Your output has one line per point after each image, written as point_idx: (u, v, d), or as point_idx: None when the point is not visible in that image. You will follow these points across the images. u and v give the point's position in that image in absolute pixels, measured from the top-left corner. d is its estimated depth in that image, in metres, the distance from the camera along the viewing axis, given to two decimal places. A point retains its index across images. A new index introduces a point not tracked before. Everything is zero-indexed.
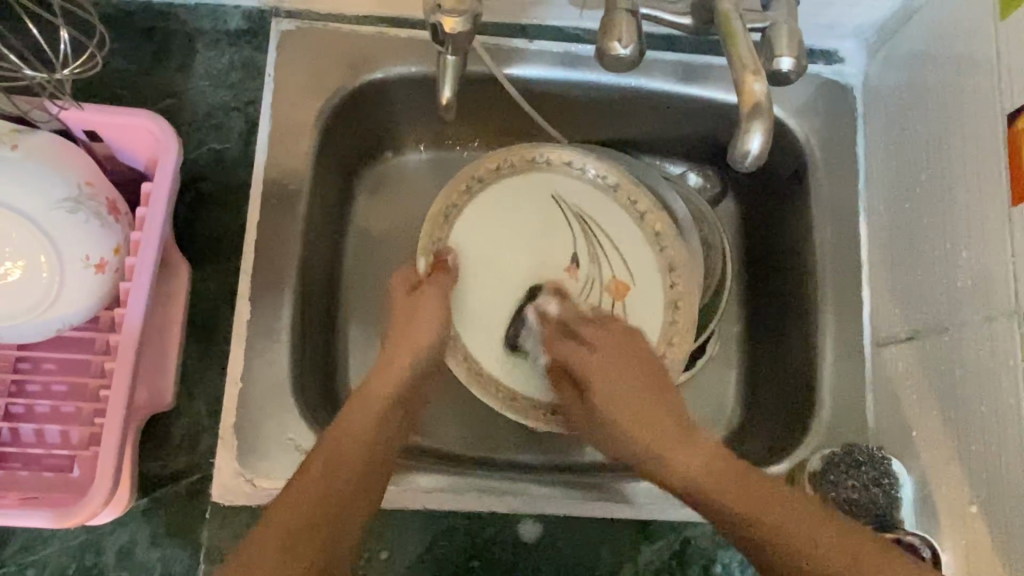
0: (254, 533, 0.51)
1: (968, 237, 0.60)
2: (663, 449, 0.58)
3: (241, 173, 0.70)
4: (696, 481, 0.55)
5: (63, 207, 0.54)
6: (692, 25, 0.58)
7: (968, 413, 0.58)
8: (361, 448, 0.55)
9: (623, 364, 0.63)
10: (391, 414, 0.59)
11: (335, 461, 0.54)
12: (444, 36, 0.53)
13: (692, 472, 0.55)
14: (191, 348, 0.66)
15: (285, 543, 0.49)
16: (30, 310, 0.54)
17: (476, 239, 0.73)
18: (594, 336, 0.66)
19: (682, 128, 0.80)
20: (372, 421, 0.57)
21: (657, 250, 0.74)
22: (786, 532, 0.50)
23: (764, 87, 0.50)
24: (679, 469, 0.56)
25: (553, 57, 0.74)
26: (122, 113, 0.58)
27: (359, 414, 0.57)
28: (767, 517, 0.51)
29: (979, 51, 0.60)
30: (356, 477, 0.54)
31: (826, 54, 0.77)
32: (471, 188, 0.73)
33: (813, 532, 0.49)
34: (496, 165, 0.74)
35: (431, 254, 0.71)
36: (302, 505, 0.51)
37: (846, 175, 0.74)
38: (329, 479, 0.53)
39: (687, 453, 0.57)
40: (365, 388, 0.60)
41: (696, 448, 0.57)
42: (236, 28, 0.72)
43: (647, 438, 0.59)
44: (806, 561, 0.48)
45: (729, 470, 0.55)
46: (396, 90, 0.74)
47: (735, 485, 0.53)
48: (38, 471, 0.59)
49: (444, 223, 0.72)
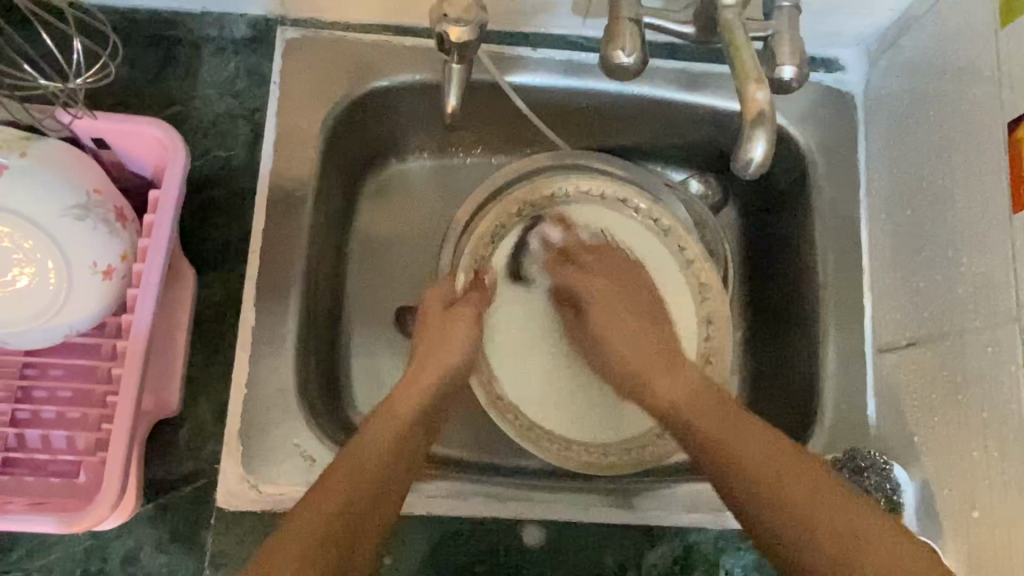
0: (276, 542, 0.50)
1: (969, 244, 0.60)
2: (652, 375, 0.66)
3: (246, 180, 0.70)
4: (677, 404, 0.63)
5: (70, 214, 0.55)
6: (694, 33, 0.59)
7: (970, 418, 0.59)
8: (379, 463, 0.56)
9: (615, 290, 0.71)
10: (413, 434, 0.59)
11: (359, 474, 0.54)
12: (450, 45, 0.53)
13: (678, 396, 0.63)
14: (196, 354, 0.67)
15: (311, 547, 0.49)
16: (38, 316, 0.55)
17: (519, 263, 0.75)
18: (588, 264, 0.72)
19: (683, 134, 0.80)
20: (396, 440, 0.58)
21: (699, 301, 0.75)
22: (742, 456, 0.56)
23: (767, 95, 0.50)
24: (664, 396, 0.64)
25: (555, 65, 0.75)
26: (131, 121, 0.58)
27: (378, 433, 0.58)
28: (731, 441, 0.57)
29: (980, 59, 0.60)
30: (378, 491, 0.54)
31: (827, 62, 0.77)
32: (521, 212, 0.75)
33: (768, 459, 0.55)
34: (552, 192, 0.75)
35: (472, 270, 0.73)
36: (326, 511, 0.51)
37: (846, 182, 0.75)
38: (353, 490, 0.53)
39: (671, 380, 0.65)
40: (389, 408, 0.61)
41: (682, 379, 0.65)
42: (241, 36, 0.73)
43: (636, 363, 0.67)
44: (740, 472, 0.55)
45: (714, 404, 0.61)
46: (401, 97, 0.75)
47: (717, 417, 0.60)
48: (44, 476, 0.59)
49: (489, 244, 0.74)
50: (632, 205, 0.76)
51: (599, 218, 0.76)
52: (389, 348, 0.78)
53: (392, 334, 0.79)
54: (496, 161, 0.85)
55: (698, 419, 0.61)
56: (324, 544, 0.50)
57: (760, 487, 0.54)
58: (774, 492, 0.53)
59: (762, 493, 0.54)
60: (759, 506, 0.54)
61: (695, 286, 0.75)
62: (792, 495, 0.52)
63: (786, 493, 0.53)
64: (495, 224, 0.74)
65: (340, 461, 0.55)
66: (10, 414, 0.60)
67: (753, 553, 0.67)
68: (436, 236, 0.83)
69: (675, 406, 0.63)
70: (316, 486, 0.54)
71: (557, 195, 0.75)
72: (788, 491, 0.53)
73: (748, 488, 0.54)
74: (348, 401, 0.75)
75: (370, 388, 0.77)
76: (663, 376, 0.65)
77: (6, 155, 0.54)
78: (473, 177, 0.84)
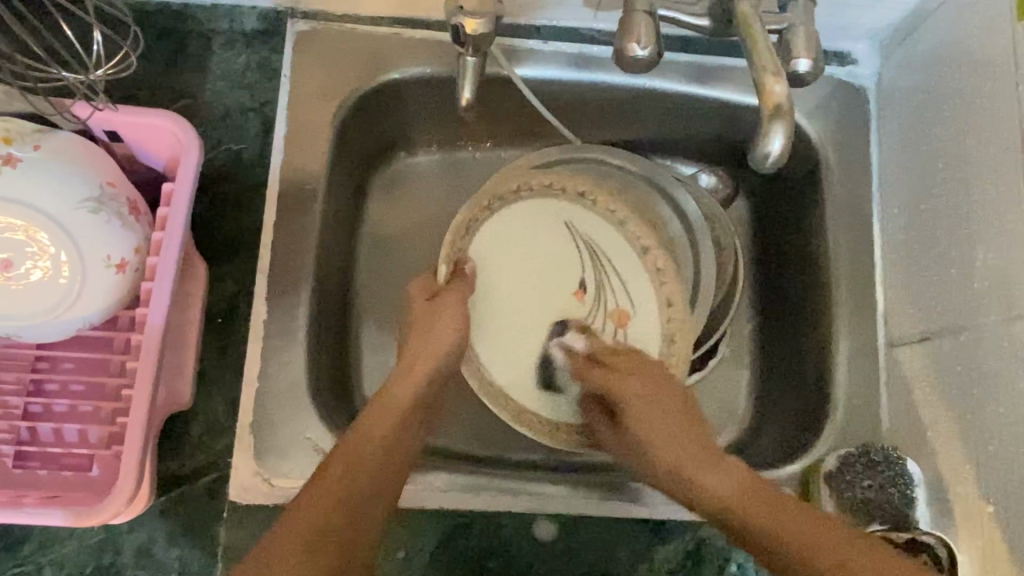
0: (272, 535, 0.50)
1: (985, 238, 0.60)
2: (691, 469, 0.57)
3: (257, 174, 0.70)
4: (726, 500, 0.54)
5: (85, 207, 0.55)
6: (710, 26, 0.58)
7: (985, 413, 0.58)
8: (378, 455, 0.56)
9: (652, 387, 0.61)
10: (410, 420, 0.59)
11: (357, 463, 0.54)
12: (465, 37, 0.53)
13: (721, 491, 0.54)
14: (208, 348, 0.66)
15: (312, 538, 0.49)
16: (53, 309, 0.54)
17: (492, 260, 0.69)
18: (617, 360, 0.64)
19: (696, 129, 0.80)
20: (393, 424, 0.58)
21: (658, 286, 0.68)
22: (807, 543, 0.48)
23: (785, 89, 0.50)
24: (709, 491, 0.55)
25: (567, 59, 0.74)
26: (144, 114, 0.58)
27: (379, 421, 0.58)
28: (792, 531, 0.49)
29: (996, 52, 0.60)
30: (376, 478, 0.55)
31: (840, 56, 0.77)
32: (491, 206, 0.70)
33: (832, 542, 0.47)
34: (516, 186, 0.70)
35: (452, 261, 0.69)
36: (327, 501, 0.51)
37: (858, 176, 0.74)
38: (353, 480, 0.53)
39: (718, 475, 0.55)
40: (387, 393, 0.60)
41: (725, 470, 0.56)
42: (252, 28, 0.72)
43: (681, 458, 0.57)
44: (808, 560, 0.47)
45: (759, 496, 0.53)
46: (412, 91, 0.74)
47: (756, 503, 0.52)
48: (57, 470, 0.59)
49: (463, 234, 0.69)
50: (592, 195, 0.70)
51: (563, 209, 0.70)
52: (399, 343, 0.78)
53: (402, 329, 0.79)
54: (505, 155, 0.85)
55: (743, 510, 0.52)
56: (323, 540, 0.49)
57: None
58: (825, 557, 0.47)
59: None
60: None
61: (656, 274, 0.68)
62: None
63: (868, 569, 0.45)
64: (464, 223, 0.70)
65: (342, 449, 0.55)
66: (22, 408, 0.60)
67: None
68: (446, 230, 0.83)
69: (723, 503, 0.54)
70: (314, 475, 0.54)
71: (520, 189, 0.70)
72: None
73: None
74: (359, 395, 0.75)
75: (380, 382, 0.76)
76: (695, 467, 0.57)
77: (20, 147, 0.54)
78: (481, 171, 0.84)
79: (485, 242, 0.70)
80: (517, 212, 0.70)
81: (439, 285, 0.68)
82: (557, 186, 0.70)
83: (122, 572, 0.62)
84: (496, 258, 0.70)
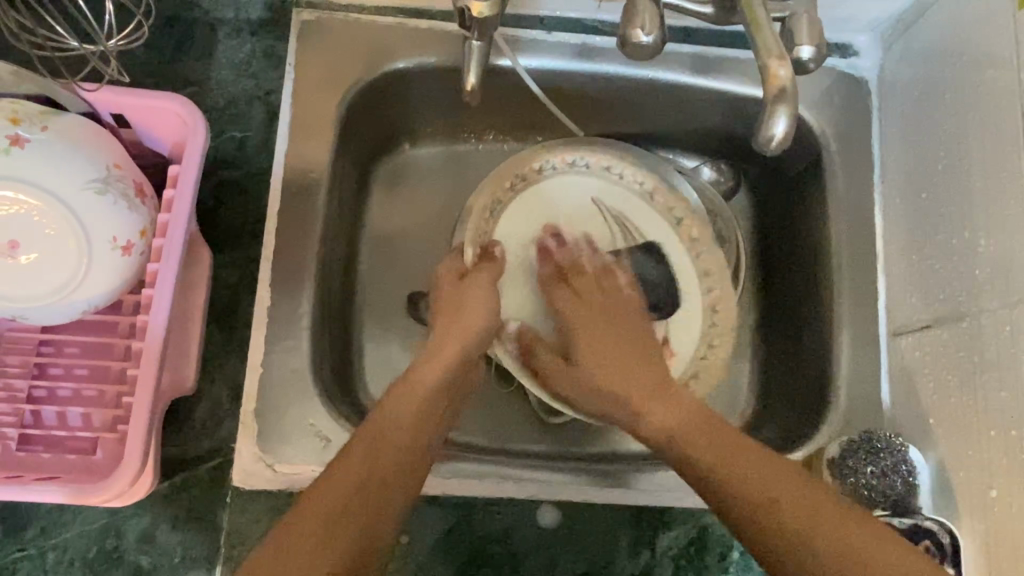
0: (290, 526, 0.50)
1: (987, 225, 0.60)
2: (640, 401, 0.64)
3: (261, 161, 0.70)
4: (671, 431, 0.61)
5: (92, 188, 0.55)
6: (714, 14, 0.59)
7: (987, 398, 0.59)
8: (396, 447, 0.56)
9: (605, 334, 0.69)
10: (428, 410, 0.60)
11: (376, 454, 0.54)
12: (471, 20, 0.54)
13: (671, 424, 0.62)
14: (212, 334, 0.66)
15: (332, 517, 0.50)
16: (59, 290, 0.55)
17: (519, 239, 0.74)
18: (586, 291, 0.71)
19: (700, 120, 0.80)
20: (412, 419, 0.58)
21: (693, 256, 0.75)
22: (726, 459, 0.56)
23: (789, 71, 0.50)
24: (658, 424, 0.62)
25: (570, 49, 0.75)
26: (153, 97, 0.58)
27: (399, 411, 0.58)
28: (702, 456, 0.58)
29: (999, 41, 0.60)
30: (395, 469, 0.55)
31: (841, 47, 0.77)
32: (514, 187, 0.74)
33: (750, 476, 0.55)
34: (540, 166, 0.75)
35: (478, 244, 0.72)
36: (347, 488, 0.52)
37: (860, 166, 0.75)
38: (371, 471, 0.53)
39: (664, 407, 0.63)
40: (411, 378, 0.62)
41: (673, 403, 0.63)
42: (257, 18, 0.73)
43: (624, 387, 0.66)
44: (717, 469, 0.56)
45: (706, 425, 0.60)
46: (416, 81, 0.75)
47: (705, 441, 0.59)
48: (60, 453, 0.59)
49: (489, 218, 0.73)
50: (617, 170, 0.76)
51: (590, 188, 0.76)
52: (402, 333, 0.78)
53: (405, 319, 0.79)
54: (507, 147, 0.85)
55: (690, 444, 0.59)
56: (339, 530, 0.50)
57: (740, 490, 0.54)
58: (757, 504, 0.53)
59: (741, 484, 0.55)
60: (759, 540, 0.52)
61: (689, 242, 0.75)
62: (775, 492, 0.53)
63: (776, 513, 0.52)
64: (484, 207, 0.73)
65: (359, 441, 0.55)
66: (27, 391, 0.60)
67: None
68: (448, 222, 0.83)
69: (668, 431, 0.61)
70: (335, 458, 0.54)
71: (545, 168, 0.75)
72: (763, 491, 0.53)
73: (725, 483, 0.55)
74: (361, 384, 0.75)
75: (383, 371, 0.76)
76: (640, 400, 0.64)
77: (27, 128, 0.54)
78: (482, 163, 0.85)
79: (514, 221, 0.74)
80: (544, 191, 0.75)
81: (467, 268, 0.71)
82: (581, 165, 0.76)
83: (125, 556, 0.62)
84: (527, 236, 0.74)
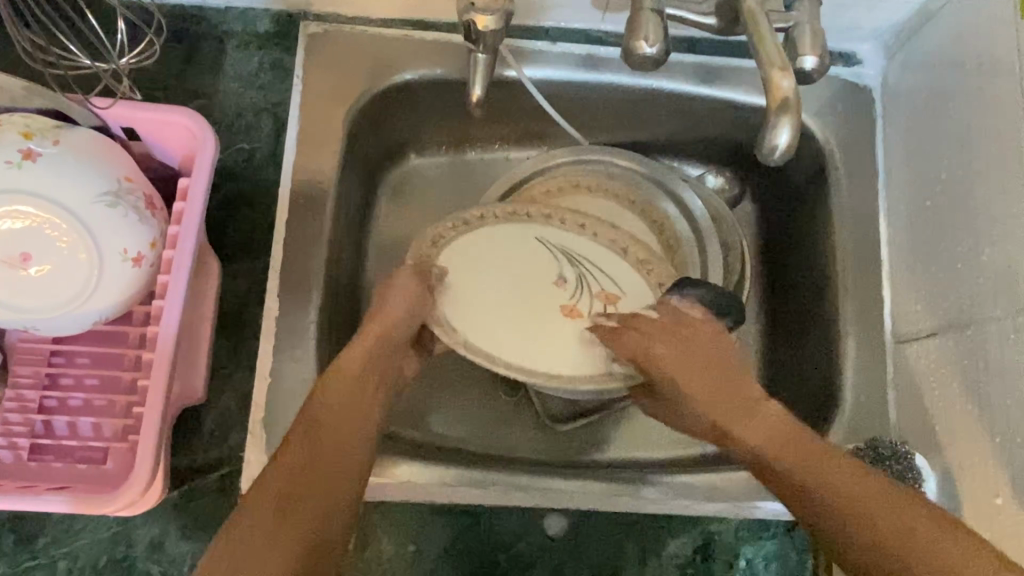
0: (235, 521, 0.50)
1: (990, 232, 0.61)
2: (728, 422, 0.57)
3: (268, 173, 0.71)
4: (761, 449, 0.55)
5: (102, 201, 0.55)
6: (717, 25, 0.59)
7: (992, 407, 0.59)
8: (336, 424, 0.56)
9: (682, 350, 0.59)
10: (365, 387, 0.59)
11: (316, 436, 0.54)
12: (476, 34, 0.54)
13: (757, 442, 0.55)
14: (221, 343, 0.67)
15: (280, 502, 0.51)
16: (71, 301, 0.55)
17: (466, 268, 0.69)
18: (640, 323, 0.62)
19: (703, 128, 0.81)
20: (354, 391, 0.58)
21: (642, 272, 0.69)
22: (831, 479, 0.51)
23: (792, 83, 0.51)
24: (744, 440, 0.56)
25: (574, 60, 0.75)
26: (162, 110, 0.59)
27: (333, 387, 0.57)
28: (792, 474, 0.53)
29: (1001, 50, 0.60)
30: (338, 448, 0.54)
31: (844, 56, 0.78)
32: (455, 229, 0.69)
33: (846, 492, 0.51)
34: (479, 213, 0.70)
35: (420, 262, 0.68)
36: (287, 476, 0.52)
37: (864, 175, 0.75)
38: (312, 451, 0.53)
39: (759, 425, 0.56)
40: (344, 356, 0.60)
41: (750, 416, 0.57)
42: (265, 31, 0.73)
43: (713, 408, 0.58)
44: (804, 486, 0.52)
45: (791, 439, 0.55)
46: (422, 92, 0.75)
47: (788, 453, 0.54)
48: (71, 463, 0.60)
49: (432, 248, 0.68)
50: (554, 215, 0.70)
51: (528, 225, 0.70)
52: None
53: None
54: (512, 156, 0.86)
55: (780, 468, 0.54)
56: (290, 511, 0.50)
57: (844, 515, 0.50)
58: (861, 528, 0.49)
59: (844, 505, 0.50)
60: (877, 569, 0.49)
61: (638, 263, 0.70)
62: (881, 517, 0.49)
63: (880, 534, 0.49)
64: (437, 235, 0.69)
65: (296, 428, 0.55)
66: (38, 401, 0.61)
67: (773, 543, 0.67)
68: None
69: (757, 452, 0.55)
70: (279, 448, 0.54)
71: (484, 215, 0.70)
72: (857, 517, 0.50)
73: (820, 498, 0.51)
74: None
75: None
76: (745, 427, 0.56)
77: (39, 142, 0.55)
78: (488, 173, 0.85)
79: (459, 257, 0.69)
80: (484, 234, 0.70)
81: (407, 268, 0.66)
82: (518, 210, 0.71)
83: (135, 564, 0.62)
84: (473, 265, 0.69)
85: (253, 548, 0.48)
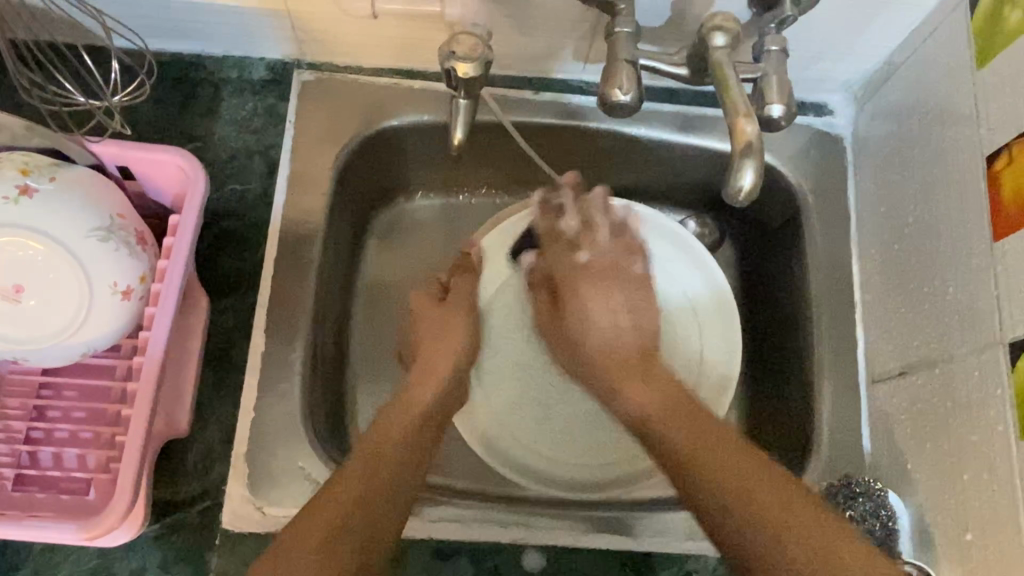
0: (289, 531, 0.52)
1: (954, 272, 0.63)
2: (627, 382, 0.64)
3: (258, 213, 0.73)
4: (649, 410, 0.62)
5: (95, 235, 0.58)
6: (688, 75, 0.63)
7: (960, 442, 0.60)
8: (396, 456, 0.58)
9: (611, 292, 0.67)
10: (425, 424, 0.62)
11: (376, 464, 0.56)
12: (456, 80, 0.57)
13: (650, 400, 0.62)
14: (207, 378, 0.68)
15: (324, 538, 0.51)
16: (61, 332, 0.57)
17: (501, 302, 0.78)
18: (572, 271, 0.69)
19: (683, 176, 0.83)
20: (407, 410, 0.62)
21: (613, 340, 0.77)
22: (705, 458, 0.57)
23: (756, 128, 0.53)
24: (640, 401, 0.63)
25: (557, 107, 0.78)
26: (154, 150, 0.62)
27: (398, 420, 0.61)
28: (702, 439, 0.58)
29: (960, 102, 0.63)
30: (393, 476, 0.56)
31: (816, 106, 0.81)
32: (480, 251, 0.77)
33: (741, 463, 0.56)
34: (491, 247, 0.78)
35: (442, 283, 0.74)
36: (345, 499, 0.53)
37: (838, 219, 0.78)
38: (373, 476, 0.55)
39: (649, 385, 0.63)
40: (408, 398, 0.64)
41: (658, 384, 0.63)
42: (260, 78, 0.77)
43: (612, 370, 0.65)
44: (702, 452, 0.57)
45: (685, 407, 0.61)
46: (410, 138, 0.78)
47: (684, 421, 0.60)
48: (54, 493, 0.61)
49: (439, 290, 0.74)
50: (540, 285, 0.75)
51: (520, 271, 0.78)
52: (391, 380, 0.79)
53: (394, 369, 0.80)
54: (499, 201, 0.88)
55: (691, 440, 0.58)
56: (338, 535, 0.52)
57: (724, 497, 0.55)
58: (749, 492, 0.54)
59: (728, 495, 0.55)
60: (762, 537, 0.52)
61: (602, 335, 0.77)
62: (763, 505, 0.53)
63: (770, 499, 0.54)
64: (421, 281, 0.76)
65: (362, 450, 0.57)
66: (25, 432, 0.62)
67: None
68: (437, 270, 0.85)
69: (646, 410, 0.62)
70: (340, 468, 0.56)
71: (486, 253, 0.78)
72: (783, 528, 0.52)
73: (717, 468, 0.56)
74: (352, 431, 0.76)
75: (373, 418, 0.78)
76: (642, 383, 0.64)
77: (36, 179, 0.57)
78: (475, 217, 0.87)
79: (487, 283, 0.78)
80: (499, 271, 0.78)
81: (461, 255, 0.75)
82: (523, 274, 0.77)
83: None
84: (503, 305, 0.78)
85: (296, 561, 0.50)
